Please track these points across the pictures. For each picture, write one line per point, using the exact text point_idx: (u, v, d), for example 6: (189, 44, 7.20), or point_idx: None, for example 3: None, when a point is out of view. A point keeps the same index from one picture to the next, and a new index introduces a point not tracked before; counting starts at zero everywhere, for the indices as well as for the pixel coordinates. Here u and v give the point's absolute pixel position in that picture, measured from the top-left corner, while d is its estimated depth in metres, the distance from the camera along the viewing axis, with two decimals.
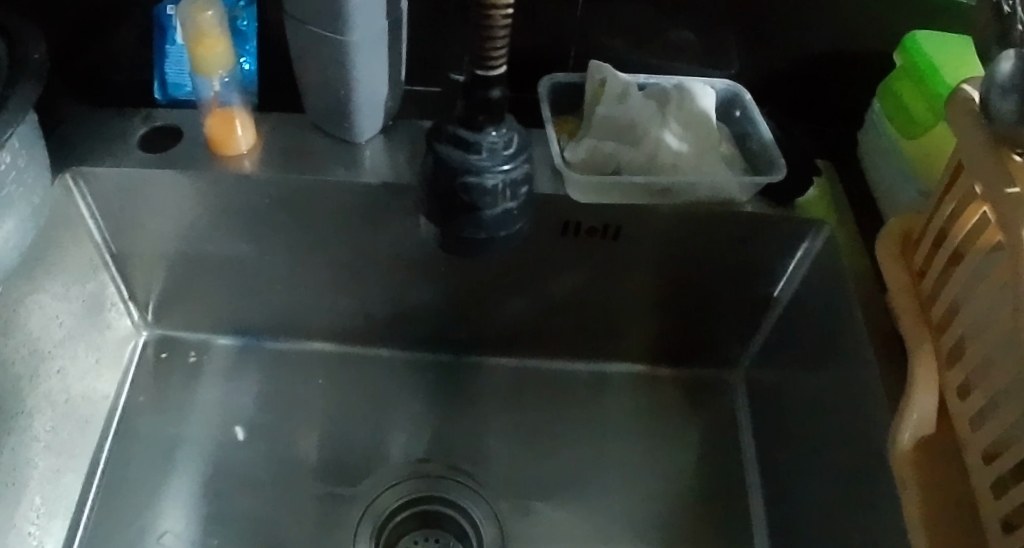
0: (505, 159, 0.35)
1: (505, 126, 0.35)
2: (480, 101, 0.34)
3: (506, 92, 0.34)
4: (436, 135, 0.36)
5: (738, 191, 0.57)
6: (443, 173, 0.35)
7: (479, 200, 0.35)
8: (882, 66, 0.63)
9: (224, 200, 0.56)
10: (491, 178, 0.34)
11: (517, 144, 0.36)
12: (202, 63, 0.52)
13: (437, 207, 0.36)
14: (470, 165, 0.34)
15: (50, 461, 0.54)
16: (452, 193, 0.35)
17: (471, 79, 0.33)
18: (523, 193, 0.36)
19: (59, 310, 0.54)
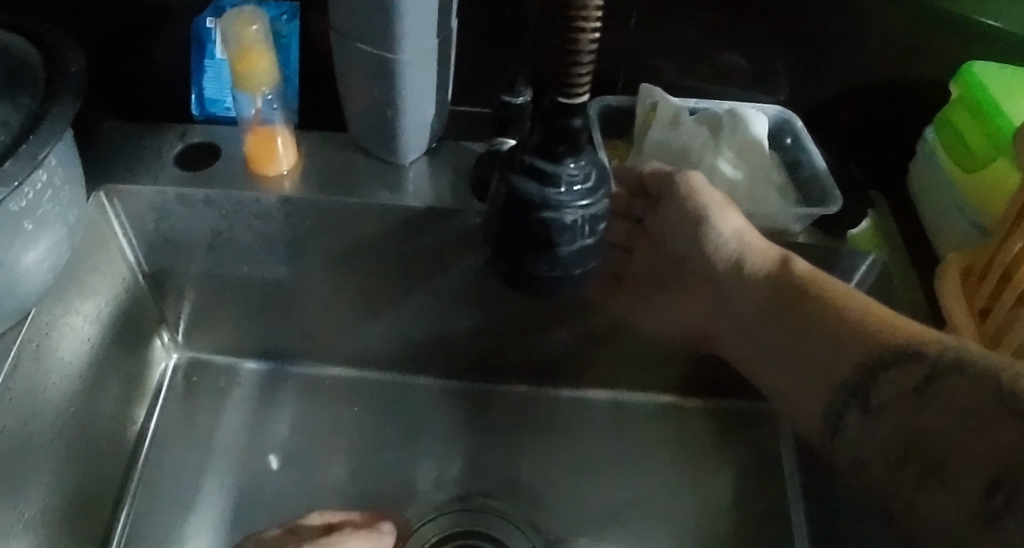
0: (584, 193, 0.33)
1: (584, 157, 0.33)
2: (560, 131, 0.31)
3: (587, 121, 0.32)
4: (510, 165, 0.34)
5: (793, 222, 0.54)
6: (518, 207, 0.33)
7: (557, 237, 0.33)
8: (939, 93, 0.61)
9: (261, 221, 0.54)
10: (570, 213, 0.33)
11: (595, 176, 0.34)
12: (244, 79, 0.50)
13: (510, 242, 0.34)
14: (549, 199, 0.32)
15: (81, 489, 0.52)
16: (526, 228, 0.33)
17: (552, 106, 0.31)
18: (600, 228, 0.34)
19: (91, 332, 0.52)
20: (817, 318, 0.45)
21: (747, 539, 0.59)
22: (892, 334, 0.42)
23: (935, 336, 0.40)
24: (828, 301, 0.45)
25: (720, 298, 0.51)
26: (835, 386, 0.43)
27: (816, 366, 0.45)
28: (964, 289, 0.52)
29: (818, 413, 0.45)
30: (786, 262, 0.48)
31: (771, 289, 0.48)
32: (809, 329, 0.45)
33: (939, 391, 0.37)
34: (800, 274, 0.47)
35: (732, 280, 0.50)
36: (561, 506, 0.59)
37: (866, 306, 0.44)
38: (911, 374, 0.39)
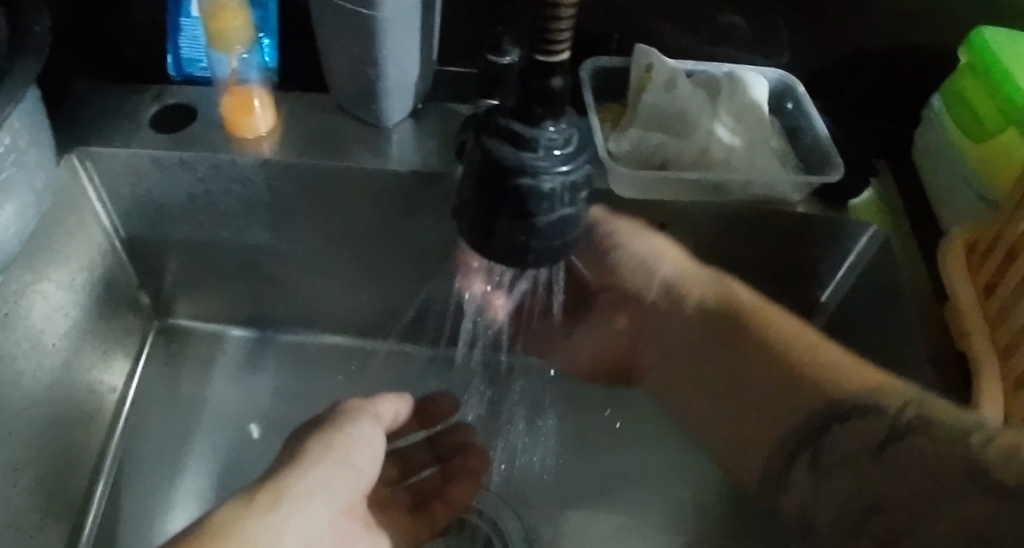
0: (564, 159, 0.31)
1: (565, 120, 0.31)
2: (539, 91, 0.29)
3: (569, 80, 0.30)
4: (486, 129, 0.32)
5: (792, 190, 0.52)
6: (493, 172, 0.31)
7: (534, 205, 0.31)
8: (948, 57, 0.58)
9: (240, 186, 0.52)
10: (548, 180, 0.31)
11: (576, 141, 0.32)
12: (218, 38, 0.48)
13: (485, 209, 0.32)
14: (526, 164, 0.30)
15: (56, 459, 0.50)
16: (502, 194, 0.31)
17: (529, 65, 0.29)
18: (582, 197, 0.33)
19: (65, 300, 0.51)
20: (759, 389, 0.46)
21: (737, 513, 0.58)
22: (839, 384, 0.42)
23: (880, 384, 0.41)
24: (779, 350, 0.46)
25: (653, 333, 0.54)
26: (778, 446, 0.43)
27: (750, 438, 0.45)
28: (967, 264, 0.50)
29: (761, 465, 0.44)
30: (731, 294, 0.50)
31: (723, 326, 0.49)
32: (750, 370, 0.47)
33: (894, 449, 0.37)
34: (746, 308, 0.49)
35: (673, 311, 0.52)
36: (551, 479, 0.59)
37: (793, 332, 0.47)
38: (869, 429, 0.39)
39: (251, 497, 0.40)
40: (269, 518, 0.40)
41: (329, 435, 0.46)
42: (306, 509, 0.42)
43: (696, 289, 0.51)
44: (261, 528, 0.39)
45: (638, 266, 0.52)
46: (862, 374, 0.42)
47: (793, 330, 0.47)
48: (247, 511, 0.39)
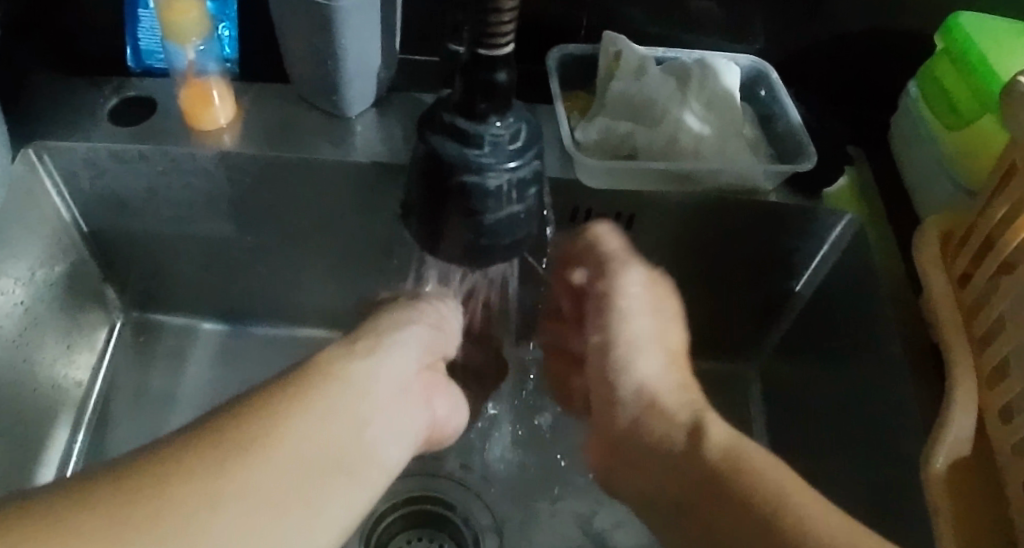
0: (511, 154, 0.30)
1: (512, 115, 0.30)
2: (481, 85, 0.28)
3: (513, 75, 0.29)
4: (429, 125, 0.31)
5: (764, 179, 0.52)
6: (437, 169, 0.31)
7: (481, 203, 0.31)
8: (924, 42, 0.57)
9: (202, 179, 0.51)
10: (494, 177, 0.30)
11: (525, 137, 0.31)
12: (171, 28, 0.47)
13: (430, 207, 0.32)
14: (470, 161, 0.30)
15: (17, 457, 0.50)
16: (448, 192, 0.31)
17: (471, 59, 0.28)
18: (532, 194, 0.32)
19: (24, 295, 0.50)
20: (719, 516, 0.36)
21: None
22: None
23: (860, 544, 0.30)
24: (750, 491, 0.35)
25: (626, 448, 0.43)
26: None
27: None
28: (941, 255, 0.49)
29: None
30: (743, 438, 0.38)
31: (698, 484, 0.37)
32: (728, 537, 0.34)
33: None
34: (722, 443, 0.38)
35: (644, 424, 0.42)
36: (526, 473, 0.58)
37: (777, 476, 0.35)
38: None
39: (330, 350, 0.35)
40: (350, 364, 0.35)
41: (381, 323, 0.41)
42: (377, 366, 0.36)
43: (679, 405, 0.42)
44: (342, 373, 0.34)
45: (631, 380, 0.44)
46: (818, 512, 0.32)
47: (777, 467, 0.36)
48: (333, 358, 0.34)
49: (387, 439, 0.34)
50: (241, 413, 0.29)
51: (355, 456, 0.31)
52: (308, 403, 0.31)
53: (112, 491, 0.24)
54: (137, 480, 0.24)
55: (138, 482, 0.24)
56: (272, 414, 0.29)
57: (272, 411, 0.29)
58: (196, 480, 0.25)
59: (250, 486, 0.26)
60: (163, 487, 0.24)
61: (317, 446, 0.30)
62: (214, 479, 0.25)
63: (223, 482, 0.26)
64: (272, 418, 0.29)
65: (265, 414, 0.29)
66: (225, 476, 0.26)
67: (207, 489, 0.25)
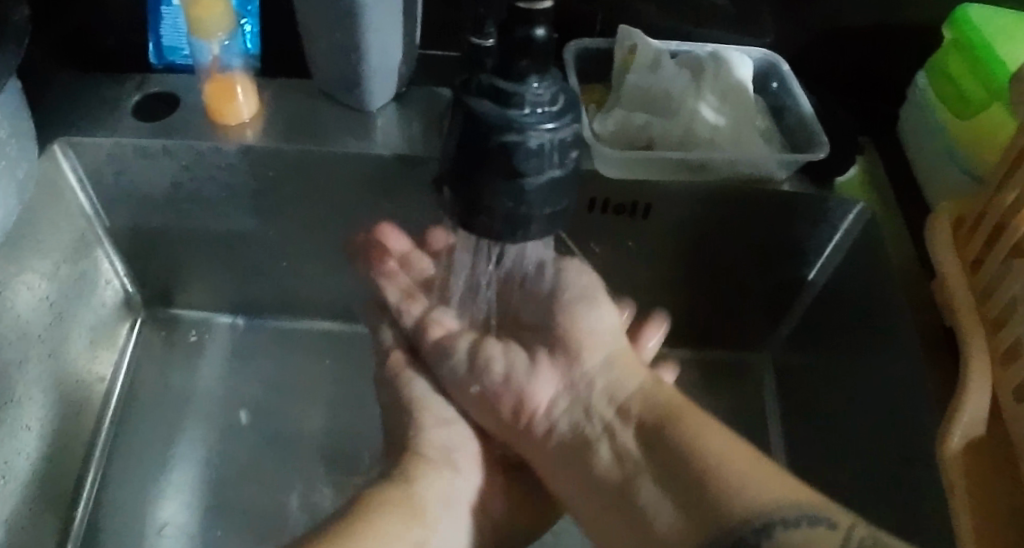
0: (550, 116, 0.29)
1: (551, 77, 0.29)
2: (520, 43, 0.27)
3: (551, 31, 0.28)
4: (467, 89, 0.30)
5: (778, 168, 0.52)
6: (475, 132, 0.30)
7: (522, 164, 0.29)
8: (932, 34, 0.58)
9: (224, 173, 0.52)
10: (534, 137, 0.29)
11: (562, 100, 0.30)
12: (197, 24, 0.48)
13: (464, 171, 0.31)
14: (511, 121, 0.29)
15: (45, 452, 0.50)
16: (486, 155, 0.30)
17: (509, 15, 0.27)
18: (572, 157, 0.31)
19: (49, 291, 0.50)
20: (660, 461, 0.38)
21: None
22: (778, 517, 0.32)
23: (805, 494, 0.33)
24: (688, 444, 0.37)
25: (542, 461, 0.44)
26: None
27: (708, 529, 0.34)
28: (954, 242, 0.50)
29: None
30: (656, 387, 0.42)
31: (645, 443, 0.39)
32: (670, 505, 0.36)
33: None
34: (670, 407, 0.40)
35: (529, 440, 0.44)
36: None
37: (720, 446, 0.37)
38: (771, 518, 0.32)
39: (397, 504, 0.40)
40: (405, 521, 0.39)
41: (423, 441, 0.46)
42: (438, 524, 0.41)
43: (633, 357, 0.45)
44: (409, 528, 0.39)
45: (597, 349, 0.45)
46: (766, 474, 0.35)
47: (727, 437, 0.37)
48: (404, 488, 0.42)
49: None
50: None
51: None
52: (379, 542, 0.37)
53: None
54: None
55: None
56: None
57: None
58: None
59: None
60: None
61: None
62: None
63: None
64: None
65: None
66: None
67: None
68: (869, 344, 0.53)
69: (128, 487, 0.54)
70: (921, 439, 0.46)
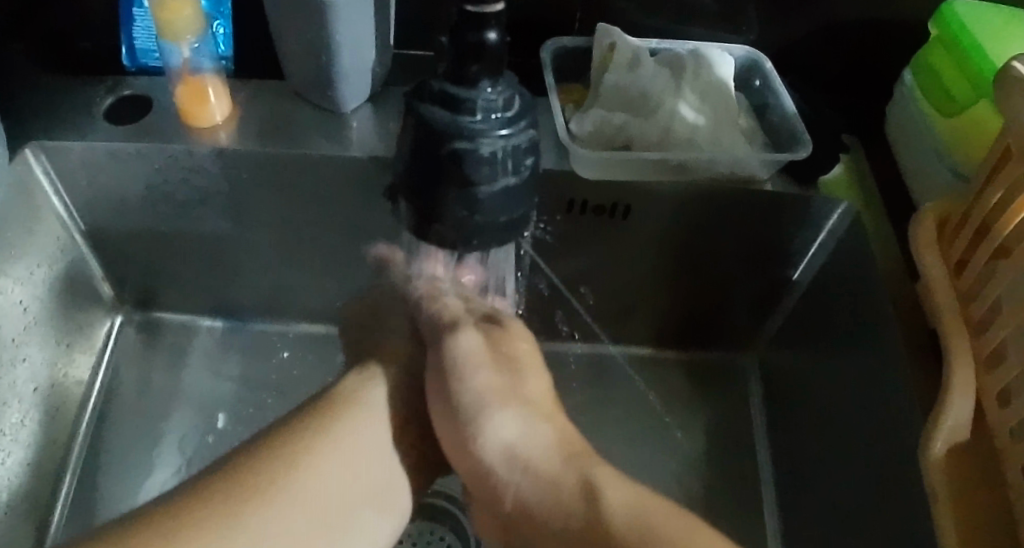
0: (503, 122, 0.29)
1: (504, 81, 0.29)
2: (470, 46, 0.27)
3: (503, 35, 0.27)
4: (419, 95, 0.30)
5: (759, 168, 0.52)
6: (427, 139, 0.29)
7: (474, 171, 0.29)
8: (919, 31, 0.57)
9: (198, 175, 0.51)
10: (487, 144, 0.28)
11: (517, 105, 0.29)
12: (168, 26, 0.47)
13: (418, 179, 0.30)
14: (462, 128, 0.28)
15: (21, 458, 0.50)
16: (439, 163, 0.29)
17: (460, 18, 0.27)
18: (528, 165, 0.30)
19: (23, 295, 0.50)
20: None
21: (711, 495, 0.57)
22: None
23: None
24: None
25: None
26: None
27: None
28: (939, 243, 0.49)
29: None
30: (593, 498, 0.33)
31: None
32: None
33: None
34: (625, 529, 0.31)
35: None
36: None
37: None
38: None
39: (342, 402, 0.40)
40: (347, 425, 0.38)
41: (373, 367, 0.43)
42: (402, 416, 0.42)
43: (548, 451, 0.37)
44: (353, 426, 0.38)
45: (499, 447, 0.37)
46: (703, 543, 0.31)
47: None
48: (355, 387, 0.41)
49: (383, 505, 0.38)
50: (280, 449, 0.35)
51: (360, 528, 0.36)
52: (335, 439, 0.37)
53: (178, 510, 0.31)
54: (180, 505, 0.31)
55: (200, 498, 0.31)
56: (310, 463, 0.35)
57: (301, 459, 0.35)
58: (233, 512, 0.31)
59: (274, 524, 0.32)
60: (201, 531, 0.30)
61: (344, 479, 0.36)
62: (255, 507, 0.32)
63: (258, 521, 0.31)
64: (305, 468, 0.35)
65: (292, 458, 0.35)
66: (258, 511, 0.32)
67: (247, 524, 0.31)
68: (854, 346, 0.52)
69: (106, 492, 0.53)
70: (905, 444, 0.46)
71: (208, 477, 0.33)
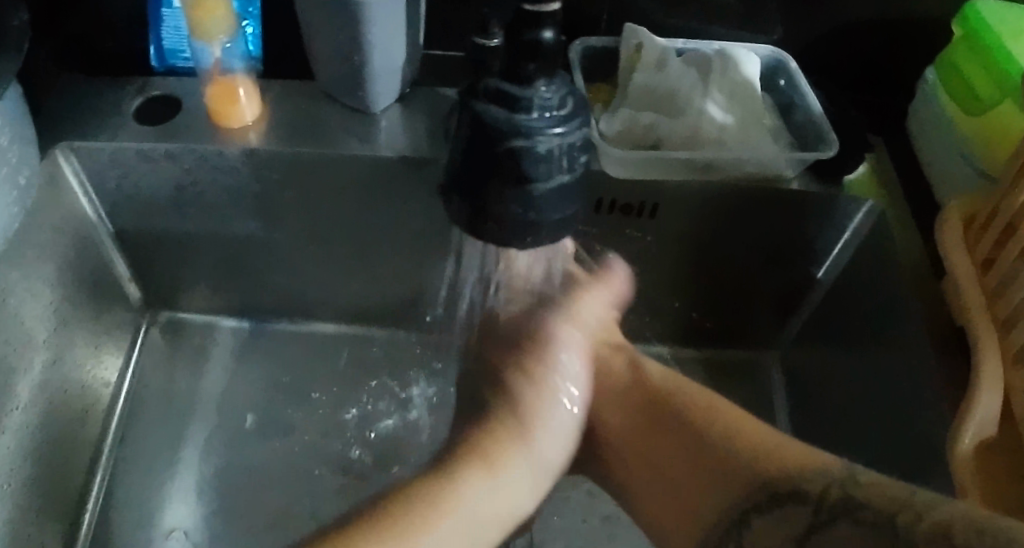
0: (558, 120, 0.29)
1: (559, 80, 0.29)
2: (527, 45, 0.27)
3: (559, 34, 0.27)
4: (473, 93, 0.30)
5: (786, 166, 0.52)
6: (483, 136, 0.30)
7: (529, 168, 0.29)
8: (941, 29, 0.57)
9: (227, 176, 0.51)
10: (543, 141, 0.29)
11: (570, 104, 0.30)
12: (199, 26, 0.48)
13: (473, 177, 0.31)
14: (519, 126, 0.29)
15: (52, 457, 0.50)
16: (494, 161, 0.30)
17: (516, 17, 0.27)
18: (580, 162, 0.31)
19: (54, 296, 0.50)
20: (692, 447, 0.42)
21: None
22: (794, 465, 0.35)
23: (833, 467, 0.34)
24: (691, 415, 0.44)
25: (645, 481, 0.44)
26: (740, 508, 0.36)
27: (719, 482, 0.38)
28: (964, 240, 0.49)
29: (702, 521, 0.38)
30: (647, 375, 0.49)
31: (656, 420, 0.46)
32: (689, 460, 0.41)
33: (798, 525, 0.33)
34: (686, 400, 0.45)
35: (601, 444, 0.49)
36: None
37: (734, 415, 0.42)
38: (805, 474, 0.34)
39: (480, 453, 0.44)
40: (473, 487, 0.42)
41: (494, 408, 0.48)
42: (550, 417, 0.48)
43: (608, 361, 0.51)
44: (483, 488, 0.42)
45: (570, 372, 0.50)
46: (750, 426, 0.40)
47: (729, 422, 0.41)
48: (524, 394, 0.48)
49: (515, 503, 0.44)
50: (429, 502, 0.40)
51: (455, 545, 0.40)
52: (493, 468, 0.44)
53: (328, 539, 0.36)
54: (331, 537, 0.37)
55: (350, 533, 0.37)
56: (452, 505, 0.40)
57: (442, 511, 0.40)
58: (382, 539, 0.37)
59: (426, 546, 0.38)
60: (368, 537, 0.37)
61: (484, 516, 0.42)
62: (415, 542, 0.38)
63: (413, 542, 0.38)
64: (445, 509, 0.40)
65: (442, 504, 0.40)
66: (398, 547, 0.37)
67: (389, 546, 0.37)
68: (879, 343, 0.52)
69: (134, 491, 0.53)
70: (933, 438, 0.46)
71: (353, 521, 0.38)
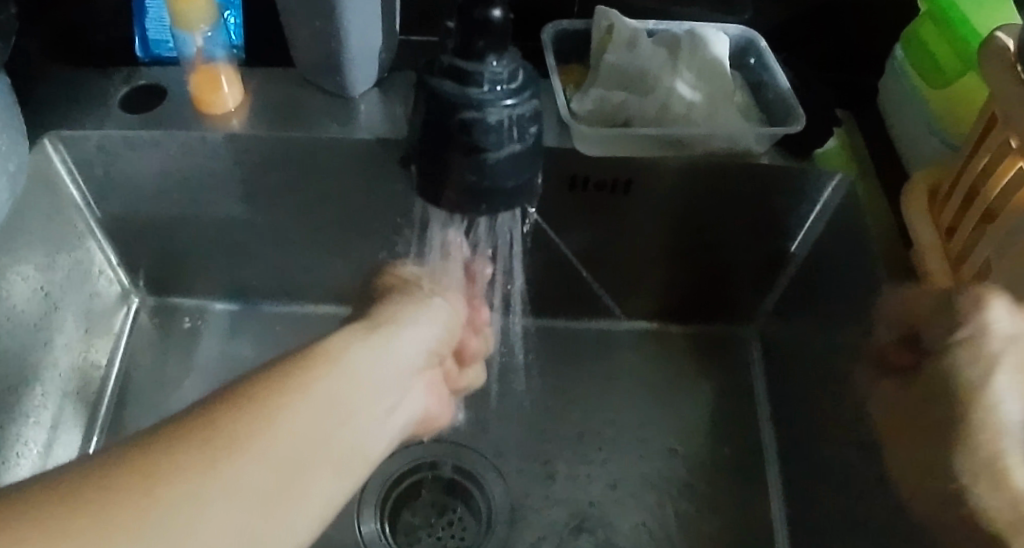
0: (509, 93, 0.31)
1: (508, 56, 0.31)
2: (477, 23, 0.29)
3: (507, 12, 0.29)
4: (430, 69, 0.32)
5: (755, 143, 0.53)
6: (438, 109, 0.31)
7: (482, 139, 0.31)
8: (907, 7, 0.59)
9: (210, 161, 0.53)
10: (494, 113, 0.31)
11: (522, 77, 0.32)
12: (181, 16, 0.49)
13: (430, 146, 0.32)
14: (471, 98, 0.30)
15: (41, 436, 0.51)
16: (448, 131, 0.31)
17: None
18: (532, 133, 0.32)
19: (42, 281, 0.51)
20: None
21: (719, 462, 0.59)
22: None
23: None
24: None
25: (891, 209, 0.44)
26: None
27: None
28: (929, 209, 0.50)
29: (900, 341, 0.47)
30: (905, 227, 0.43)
31: None
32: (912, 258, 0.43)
33: None
34: None
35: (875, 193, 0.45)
36: (533, 436, 0.60)
37: None
38: None
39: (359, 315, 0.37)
40: (365, 348, 0.34)
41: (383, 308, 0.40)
42: (368, 357, 0.34)
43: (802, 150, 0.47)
44: (366, 348, 0.35)
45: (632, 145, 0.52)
46: None
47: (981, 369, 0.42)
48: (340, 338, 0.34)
49: (384, 442, 0.33)
50: (302, 360, 0.31)
51: (359, 437, 0.31)
52: (340, 360, 0.32)
53: (162, 443, 0.24)
54: (192, 431, 0.25)
55: (145, 457, 0.24)
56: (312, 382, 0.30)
57: (321, 372, 0.31)
58: (268, 419, 0.27)
59: (292, 442, 0.27)
60: (169, 472, 0.23)
61: (307, 439, 0.28)
62: (276, 410, 0.27)
63: (267, 453, 0.26)
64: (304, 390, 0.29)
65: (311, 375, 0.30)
66: (290, 408, 0.28)
67: (244, 453, 0.25)
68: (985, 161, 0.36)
69: None
70: None
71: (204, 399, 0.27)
